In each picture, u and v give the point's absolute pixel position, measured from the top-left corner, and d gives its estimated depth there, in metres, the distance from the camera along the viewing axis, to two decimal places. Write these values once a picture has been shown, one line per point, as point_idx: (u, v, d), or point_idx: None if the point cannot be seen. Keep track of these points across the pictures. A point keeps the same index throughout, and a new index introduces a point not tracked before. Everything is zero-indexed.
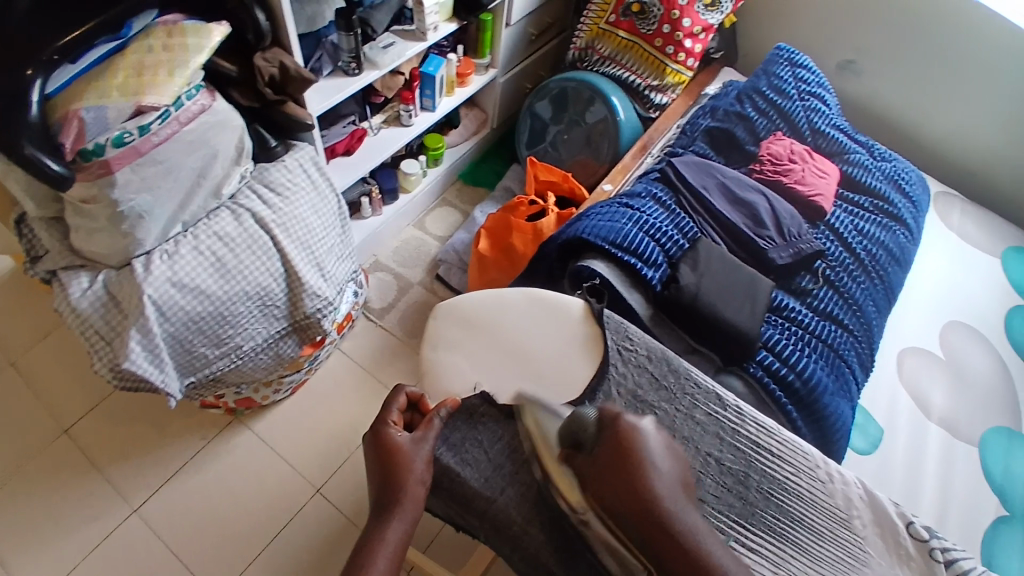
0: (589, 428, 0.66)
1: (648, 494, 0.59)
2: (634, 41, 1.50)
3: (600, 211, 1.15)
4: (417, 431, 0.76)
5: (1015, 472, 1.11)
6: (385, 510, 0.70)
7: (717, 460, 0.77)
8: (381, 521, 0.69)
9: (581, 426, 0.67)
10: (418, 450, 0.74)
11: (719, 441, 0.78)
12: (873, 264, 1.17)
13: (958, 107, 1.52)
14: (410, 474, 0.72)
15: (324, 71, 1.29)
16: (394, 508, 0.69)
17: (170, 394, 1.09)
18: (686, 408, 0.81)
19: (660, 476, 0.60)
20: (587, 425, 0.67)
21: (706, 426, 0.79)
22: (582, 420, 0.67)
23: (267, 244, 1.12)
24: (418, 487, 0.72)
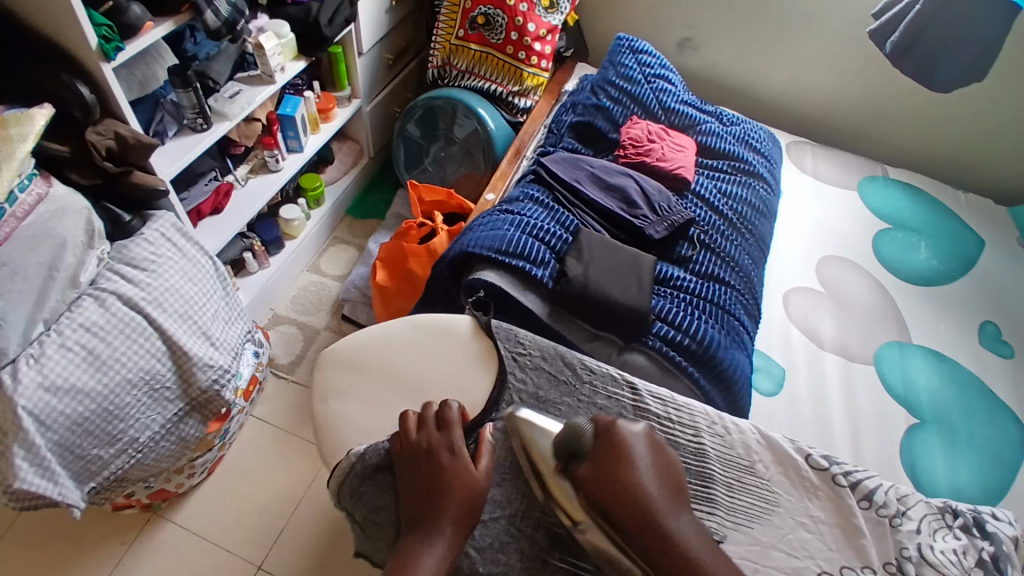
0: (584, 438, 0.68)
1: (630, 490, 0.62)
2: (487, 52, 1.53)
3: (482, 222, 1.16)
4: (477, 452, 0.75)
5: (912, 378, 1.21)
6: (424, 527, 0.67)
7: None
8: (424, 536, 0.67)
9: (576, 433, 0.68)
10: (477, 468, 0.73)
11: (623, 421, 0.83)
12: (740, 221, 1.25)
13: (787, 64, 1.66)
14: (466, 484, 0.71)
15: (169, 132, 1.22)
16: (435, 525, 0.67)
17: (72, 506, 1.00)
18: (587, 396, 0.86)
19: (645, 474, 0.63)
20: (583, 432, 0.69)
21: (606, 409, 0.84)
22: (578, 427, 0.69)
23: (141, 324, 1.05)
24: (466, 496, 0.70)
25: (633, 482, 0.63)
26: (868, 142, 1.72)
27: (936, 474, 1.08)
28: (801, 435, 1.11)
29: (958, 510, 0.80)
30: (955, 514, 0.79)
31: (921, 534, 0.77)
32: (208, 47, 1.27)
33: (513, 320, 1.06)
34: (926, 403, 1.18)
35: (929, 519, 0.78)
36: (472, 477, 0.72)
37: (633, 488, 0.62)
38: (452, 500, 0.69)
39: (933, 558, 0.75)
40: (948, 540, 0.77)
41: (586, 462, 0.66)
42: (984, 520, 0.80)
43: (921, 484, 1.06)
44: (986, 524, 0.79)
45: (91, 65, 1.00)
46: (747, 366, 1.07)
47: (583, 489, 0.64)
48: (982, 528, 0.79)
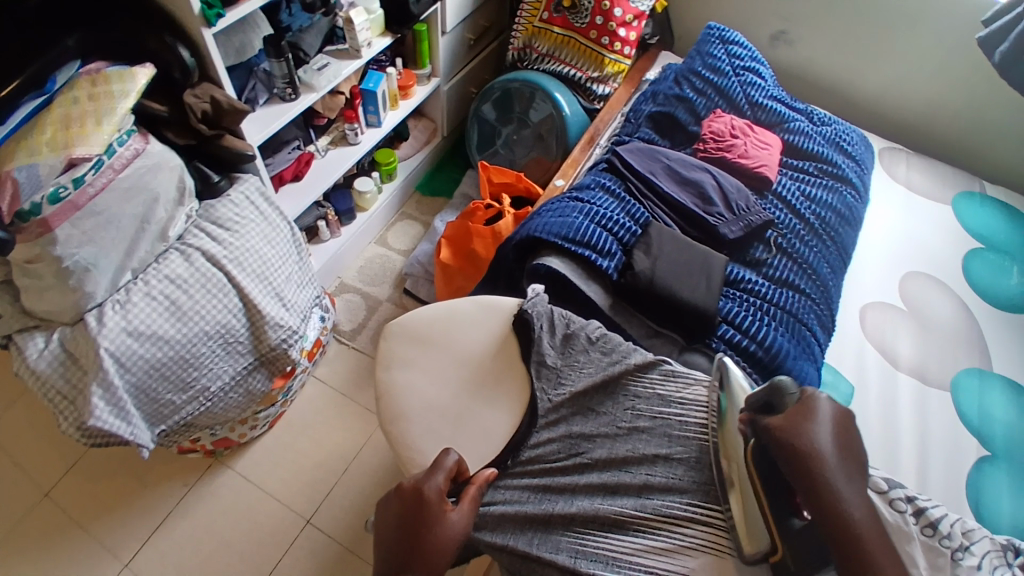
0: (783, 399, 0.68)
1: (801, 451, 0.63)
2: (570, 36, 1.51)
3: (551, 207, 1.16)
4: (462, 503, 0.73)
5: (989, 411, 1.13)
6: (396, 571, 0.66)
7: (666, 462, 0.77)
8: None
9: (774, 393, 0.69)
10: (457, 521, 0.70)
11: (667, 441, 0.78)
12: (823, 227, 1.19)
13: (889, 64, 1.56)
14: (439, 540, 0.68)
15: (260, 100, 1.27)
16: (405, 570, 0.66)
17: (142, 447, 1.07)
18: (629, 421, 0.81)
19: (823, 436, 0.64)
20: (787, 392, 0.68)
21: (646, 433, 0.80)
22: (780, 389, 0.69)
23: (221, 280, 1.10)
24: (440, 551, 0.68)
25: (807, 437, 0.64)
26: (971, 155, 1.60)
27: (1000, 512, 1.01)
28: (866, 457, 1.06)
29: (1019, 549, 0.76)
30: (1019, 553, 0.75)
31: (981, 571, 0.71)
32: (302, 19, 1.30)
33: (574, 308, 1.05)
34: (1000, 438, 1.09)
35: (991, 555, 0.74)
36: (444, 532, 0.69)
37: (808, 440, 0.63)
38: (426, 551, 0.67)
39: None
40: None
41: (778, 414, 0.67)
42: None
43: (982, 520, 1.00)
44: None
45: (194, 31, 1.05)
46: (815, 379, 1.02)
47: (766, 435, 0.66)
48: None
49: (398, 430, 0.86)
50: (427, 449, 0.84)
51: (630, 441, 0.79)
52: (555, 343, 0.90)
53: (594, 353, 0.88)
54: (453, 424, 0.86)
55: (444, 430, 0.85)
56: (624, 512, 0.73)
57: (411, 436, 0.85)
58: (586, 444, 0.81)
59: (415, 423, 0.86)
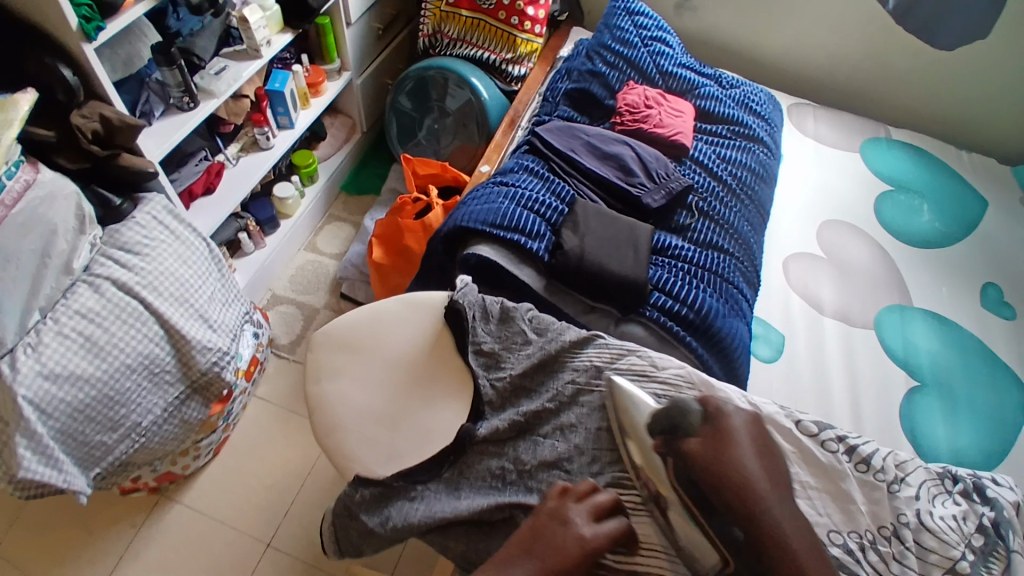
0: (690, 415, 0.76)
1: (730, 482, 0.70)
2: (479, 18, 1.49)
3: (476, 195, 1.15)
4: None
5: (913, 343, 1.20)
6: None
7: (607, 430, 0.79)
8: None
9: (683, 411, 0.76)
10: None
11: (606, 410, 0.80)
12: (740, 187, 1.23)
13: (790, 23, 1.61)
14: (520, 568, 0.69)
15: (156, 112, 1.20)
16: None
17: (79, 492, 1.02)
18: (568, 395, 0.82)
19: (748, 465, 0.72)
20: (689, 411, 0.76)
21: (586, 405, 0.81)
22: (685, 407, 0.77)
23: (138, 309, 1.04)
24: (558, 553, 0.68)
25: (731, 472, 0.71)
26: (872, 104, 1.68)
27: (936, 439, 1.08)
28: (801, 402, 1.12)
29: (957, 475, 0.78)
30: (955, 480, 0.77)
31: (919, 500, 0.74)
32: (192, 23, 1.24)
33: (508, 294, 1.05)
34: (926, 367, 1.17)
35: (928, 484, 0.75)
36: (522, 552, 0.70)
37: (735, 468, 0.71)
38: None
39: (932, 524, 0.72)
40: (948, 505, 0.75)
41: (694, 438, 0.74)
42: (984, 486, 0.77)
43: (921, 450, 1.07)
44: (986, 490, 0.77)
45: (72, 46, 0.97)
46: (746, 333, 1.06)
47: (683, 459, 0.72)
48: (982, 494, 0.76)
49: (336, 441, 0.85)
50: (367, 456, 0.83)
51: (574, 414, 0.81)
52: (493, 329, 0.89)
53: (531, 331, 0.87)
54: (392, 427, 0.85)
55: (382, 434, 0.84)
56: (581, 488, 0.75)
57: (350, 445, 0.84)
58: (534, 423, 0.81)
59: (350, 434, 0.85)
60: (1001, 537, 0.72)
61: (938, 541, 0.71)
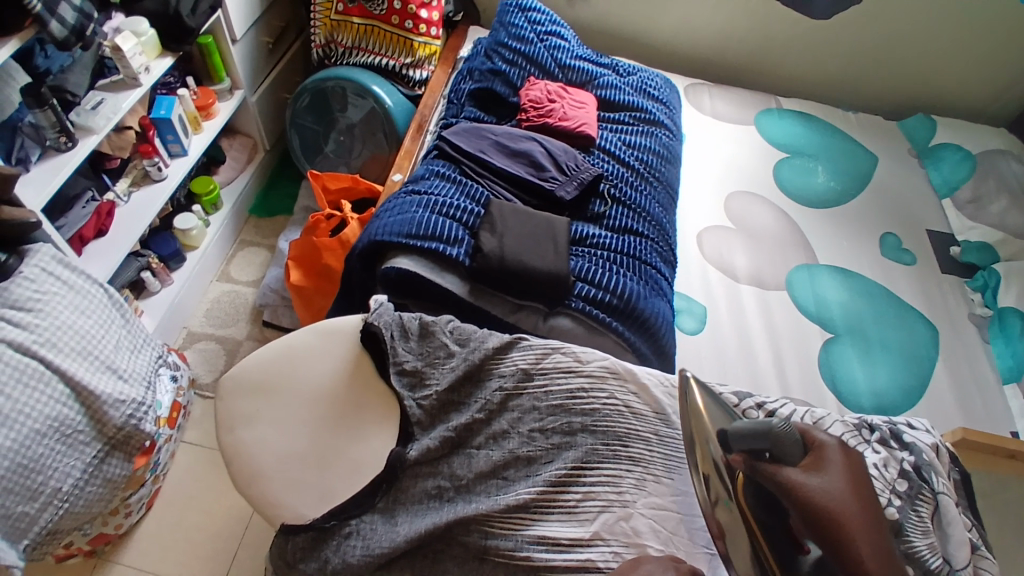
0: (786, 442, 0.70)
1: (821, 511, 0.65)
2: (372, 24, 1.46)
3: (388, 207, 1.13)
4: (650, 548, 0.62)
5: (823, 297, 1.29)
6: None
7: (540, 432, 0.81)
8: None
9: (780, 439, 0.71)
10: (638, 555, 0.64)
11: (536, 412, 0.82)
12: (647, 170, 1.27)
13: (677, 6, 1.67)
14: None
15: (32, 157, 1.09)
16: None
17: (14, 565, 0.93)
18: (498, 403, 0.83)
19: (848, 505, 0.67)
20: (790, 442, 0.71)
21: (516, 410, 0.83)
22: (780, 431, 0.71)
23: (39, 369, 0.96)
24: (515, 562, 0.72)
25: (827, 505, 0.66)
26: (762, 76, 1.77)
27: (856, 385, 1.16)
28: (727, 369, 1.17)
29: (874, 424, 0.87)
30: (871, 429, 0.86)
31: None
32: (61, 59, 1.15)
33: (433, 304, 1.04)
34: (838, 318, 1.26)
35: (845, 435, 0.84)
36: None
37: (833, 500, 0.67)
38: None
39: None
40: (870, 453, 0.83)
41: (787, 465, 0.69)
42: (901, 431, 0.86)
43: (844, 398, 1.14)
44: (903, 434, 0.86)
45: None
46: (668, 311, 1.10)
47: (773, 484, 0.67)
48: (900, 439, 0.85)
49: (260, 490, 0.81)
50: (295, 499, 0.80)
51: (505, 420, 0.82)
52: (417, 346, 0.89)
53: (456, 339, 0.89)
54: (320, 464, 0.82)
55: (309, 473, 0.82)
56: (524, 498, 0.76)
57: (276, 491, 0.81)
58: (465, 437, 0.82)
59: (275, 478, 0.81)
60: (925, 480, 0.81)
61: None
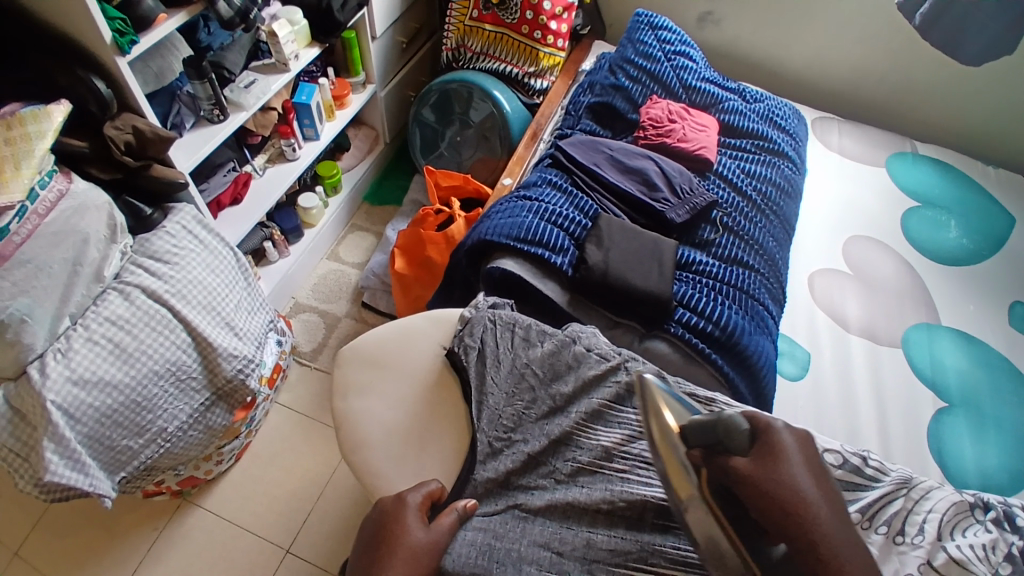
0: (740, 434, 0.61)
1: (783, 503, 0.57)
2: (502, 32, 1.50)
3: (500, 208, 1.15)
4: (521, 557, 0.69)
5: (942, 361, 1.18)
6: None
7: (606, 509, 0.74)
8: None
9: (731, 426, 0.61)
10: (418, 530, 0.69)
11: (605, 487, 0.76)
12: (765, 202, 1.22)
13: (812, 37, 1.61)
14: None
15: (187, 124, 1.22)
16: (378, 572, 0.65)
17: (103, 496, 1.02)
18: (568, 472, 0.79)
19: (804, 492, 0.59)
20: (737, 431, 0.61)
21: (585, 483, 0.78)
22: (734, 422, 0.62)
23: (166, 316, 1.05)
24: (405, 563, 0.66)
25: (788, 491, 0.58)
26: (898, 116, 1.66)
27: (964, 461, 1.05)
28: (827, 421, 1.10)
29: (989, 503, 0.74)
30: (985, 508, 0.74)
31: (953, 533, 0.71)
32: (221, 37, 1.27)
33: (532, 307, 1.06)
34: (955, 387, 1.14)
35: (950, 513, 0.73)
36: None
37: (791, 488, 0.58)
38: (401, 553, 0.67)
39: (961, 555, 0.69)
40: (977, 534, 0.71)
41: (743, 457, 0.60)
42: (1015, 514, 0.73)
43: (950, 474, 1.04)
44: (1018, 518, 0.72)
45: (106, 59, 1.00)
46: (771, 351, 1.05)
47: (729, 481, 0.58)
48: (1013, 522, 0.72)
49: (363, 459, 0.85)
50: (392, 474, 0.83)
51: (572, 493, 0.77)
52: (502, 373, 0.88)
53: (543, 372, 0.87)
54: (418, 445, 0.85)
55: (409, 453, 0.85)
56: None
57: (380, 460, 0.84)
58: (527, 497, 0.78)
59: (377, 449, 0.85)
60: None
61: None
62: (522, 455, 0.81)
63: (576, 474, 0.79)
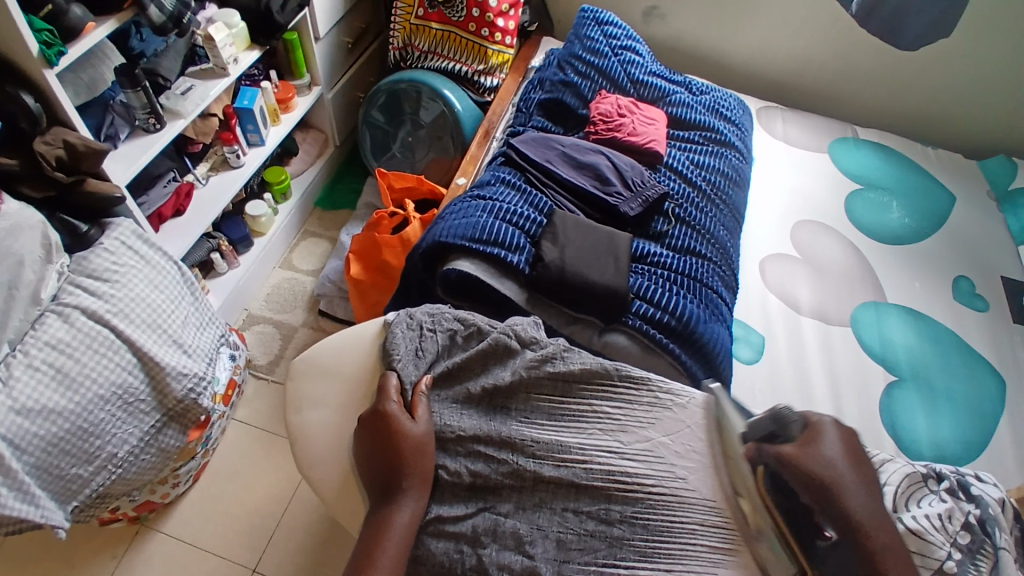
0: (790, 426, 0.73)
1: (820, 477, 0.66)
2: (449, 31, 1.49)
3: (454, 209, 1.14)
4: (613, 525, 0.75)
5: (888, 336, 1.23)
6: None
7: (576, 510, 0.77)
8: None
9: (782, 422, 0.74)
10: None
11: (574, 492, 0.77)
12: (715, 191, 1.25)
13: (753, 29, 1.64)
14: (393, 527, 0.73)
15: (121, 135, 1.16)
16: None
17: (58, 526, 0.97)
18: (532, 474, 0.78)
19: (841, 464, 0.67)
20: (788, 422, 0.74)
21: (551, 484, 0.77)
22: (784, 416, 0.74)
23: (109, 338, 1.00)
24: (419, 458, 0.78)
25: (819, 459, 0.68)
26: (837, 104, 1.72)
27: (916, 433, 1.10)
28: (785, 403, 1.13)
29: (942, 474, 0.78)
30: (939, 479, 0.77)
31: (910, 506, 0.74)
32: (155, 43, 1.21)
33: (490, 307, 1.05)
34: (903, 361, 1.19)
35: (905, 485, 0.76)
36: (398, 514, 0.75)
37: (823, 463, 0.67)
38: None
39: (917, 525, 0.71)
40: (933, 504, 0.74)
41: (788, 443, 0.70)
42: (968, 483, 0.77)
43: (903, 447, 1.08)
44: (971, 487, 0.76)
45: (34, 72, 0.94)
46: (727, 338, 1.07)
47: (779, 464, 0.68)
48: (967, 491, 0.76)
49: (321, 472, 0.83)
50: (349, 488, 0.82)
51: (537, 495, 0.77)
52: (441, 377, 0.86)
53: (482, 371, 0.86)
54: None
55: None
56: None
57: (340, 473, 0.83)
58: (493, 500, 0.78)
59: (336, 462, 0.83)
60: (987, 534, 0.71)
61: (921, 544, 0.70)
62: (481, 457, 0.79)
63: (541, 473, 0.78)
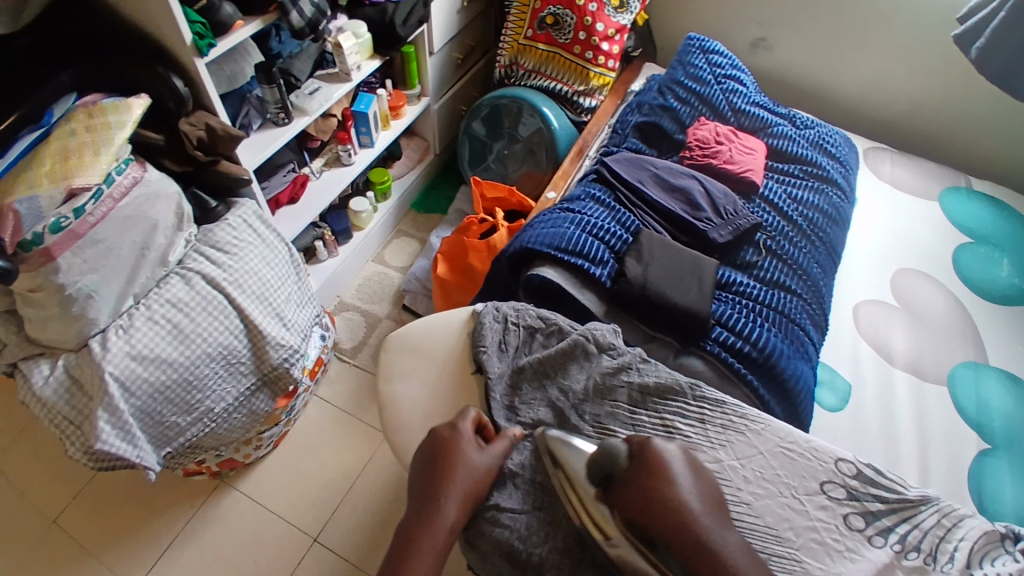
0: (619, 460, 0.72)
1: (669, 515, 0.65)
2: (554, 52, 1.55)
3: (543, 219, 1.18)
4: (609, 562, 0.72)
5: (987, 400, 1.14)
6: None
7: None
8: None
9: (611, 456, 0.72)
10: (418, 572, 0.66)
11: None
12: (811, 227, 1.22)
13: (866, 66, 1.60)
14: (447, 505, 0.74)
15: (254, 126, 1.30)
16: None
17: (148, 468, 1.07)
18: None
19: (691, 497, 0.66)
20: (619, 455, 0.72)
21: None
22: (614, 449, 0.73)
23: (222, 303, 1.12)
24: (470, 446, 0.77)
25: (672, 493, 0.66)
26: (954, 151, 1.63)
27: (1004, 503, 1.01)
28: (867, 454, 1.07)
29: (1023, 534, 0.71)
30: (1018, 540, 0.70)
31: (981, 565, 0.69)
32: (291, 46, 1.33)
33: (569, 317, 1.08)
34: (999, 428, 1.10)
35: (981, 542, 0.71)
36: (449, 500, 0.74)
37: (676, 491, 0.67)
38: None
39: None
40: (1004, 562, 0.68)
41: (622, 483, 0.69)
42: None
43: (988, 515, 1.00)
44: None
45: (186, 60, 1.07)
46: (810, 377, 1.04)
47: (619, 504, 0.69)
48: None
49: (400, 440, 0.88)
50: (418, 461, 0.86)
51: None
52: (523, 369, 0.89)
53: (560, 371, 0.88)
54: None
55: None
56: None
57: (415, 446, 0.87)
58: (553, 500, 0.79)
59: (413, 432, 0.88)
60: None
61: None
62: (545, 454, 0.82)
63: None
